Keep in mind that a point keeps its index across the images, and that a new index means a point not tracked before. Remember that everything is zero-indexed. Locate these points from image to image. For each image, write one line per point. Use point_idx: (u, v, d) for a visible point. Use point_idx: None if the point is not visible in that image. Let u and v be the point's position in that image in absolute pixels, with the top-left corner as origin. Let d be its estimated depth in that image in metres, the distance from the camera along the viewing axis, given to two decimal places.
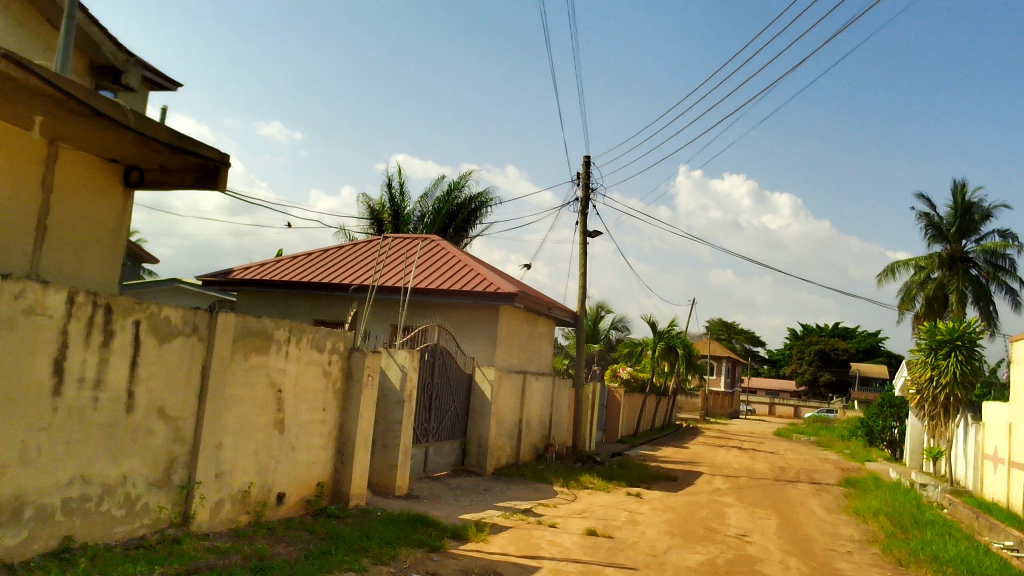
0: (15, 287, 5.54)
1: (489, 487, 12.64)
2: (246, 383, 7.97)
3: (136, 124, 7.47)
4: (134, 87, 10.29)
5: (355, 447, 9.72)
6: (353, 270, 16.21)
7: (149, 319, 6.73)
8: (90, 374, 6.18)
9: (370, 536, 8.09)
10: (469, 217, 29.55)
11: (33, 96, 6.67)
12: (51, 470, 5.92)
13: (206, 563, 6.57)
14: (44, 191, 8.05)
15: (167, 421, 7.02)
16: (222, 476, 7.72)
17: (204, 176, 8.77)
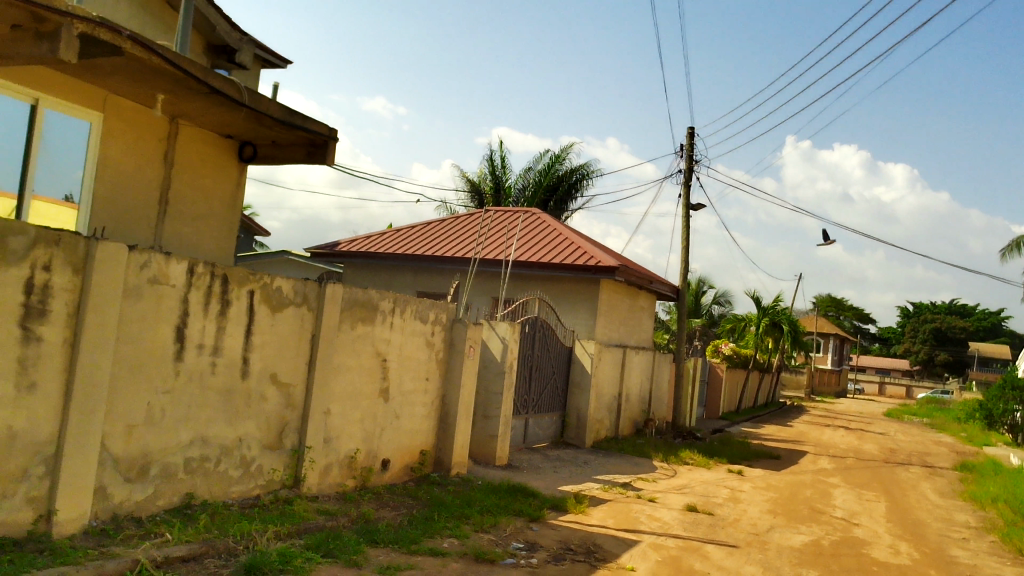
0: (141, 258, 5.85)
1: (588, 460, 12.67)
2: (353, 352, 8.22)
3: (250, 101, 7.75)
4: (248, 65, 10.63)
5: (456, 416, 9.90)
6: (455, 243, 16.43)
7: (262, 290, 7.00)
8: (208, 341, 6.49)
9: (472, 504, 8.26)
10: (569, 190, 29.45)
11: (155, 75, 7.00)
12: (174, 431, 6.26)
13: (316, 524, 6.86)
14: (166, 166, 8.45)
15: (279, 387, 7.32)
16: (331, 441, 8.01)
17: (314, 151, 9.05)
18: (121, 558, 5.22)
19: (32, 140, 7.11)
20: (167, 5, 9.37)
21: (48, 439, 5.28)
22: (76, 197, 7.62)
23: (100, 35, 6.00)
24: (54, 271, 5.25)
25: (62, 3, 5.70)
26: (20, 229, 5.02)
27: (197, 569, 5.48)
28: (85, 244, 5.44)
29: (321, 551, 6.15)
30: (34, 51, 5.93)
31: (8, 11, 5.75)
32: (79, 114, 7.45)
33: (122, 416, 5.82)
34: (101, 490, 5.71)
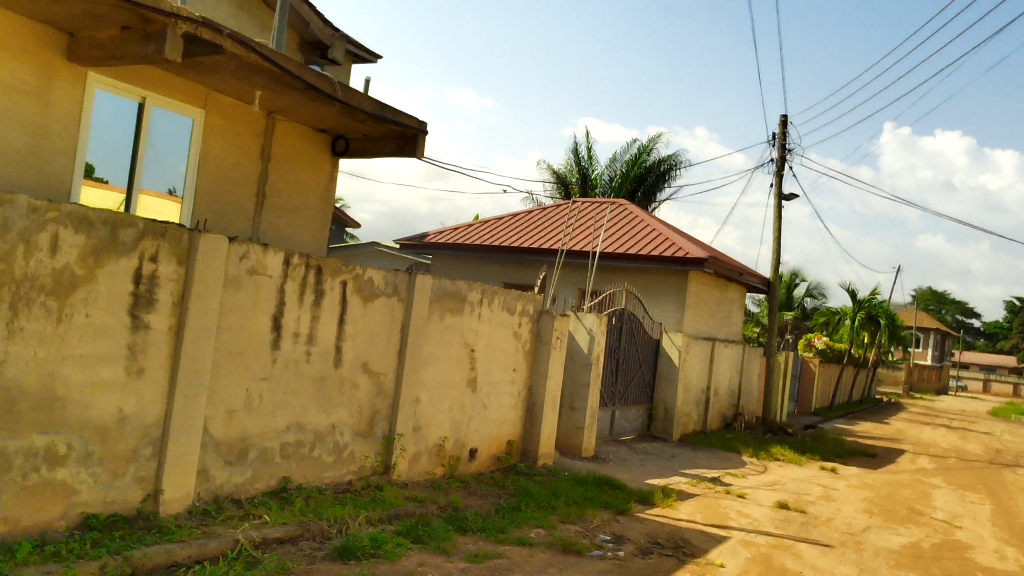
0: (240, 249, 6.06)
1: (675, 454, 12.52)
2: (442, 342, 8.33)
3: (342, 95, 7.93)
4: (340, 60, 10.85)
5: (543, 407, 9.93)
6: (542, 235, 16.45)
7: (354, 280, 7.15)
8: (303, 330, 6.68)
9: (559, 495, 8.27)
10: (657, 180, 29.09)
11: (253, 72, 7.22)
12: (271, 416, 6.47)
13: (406, 510, 6.99)
14: (263, 160, 8.72)
15: (370, 375, 7.47)
16: (420, 429, 8.14)
17: (404, 144, 9.19)
18: (222, 537, 5.45)
19: (140, 136, 7.43)
20: (264, 4, 9.64)
21: (155, 422, 5.54)
22: (179, 190, 7.92)
23: (201, 34, 6.21)
24: (160, 262, 5.48)
25: (167, 4, 5.94)
26: (129, 221, 5.26)
27: (293, 550, 5.67)
28: (189, 236, 5.66)
29: (411, 537, 6.27)
30: (142, 51, 6.20)
31: (117, 14, 6.02)
32: (183, 110, 7.75)
33: (222, 401, 6.05)
34: (203, 472, 5.95)
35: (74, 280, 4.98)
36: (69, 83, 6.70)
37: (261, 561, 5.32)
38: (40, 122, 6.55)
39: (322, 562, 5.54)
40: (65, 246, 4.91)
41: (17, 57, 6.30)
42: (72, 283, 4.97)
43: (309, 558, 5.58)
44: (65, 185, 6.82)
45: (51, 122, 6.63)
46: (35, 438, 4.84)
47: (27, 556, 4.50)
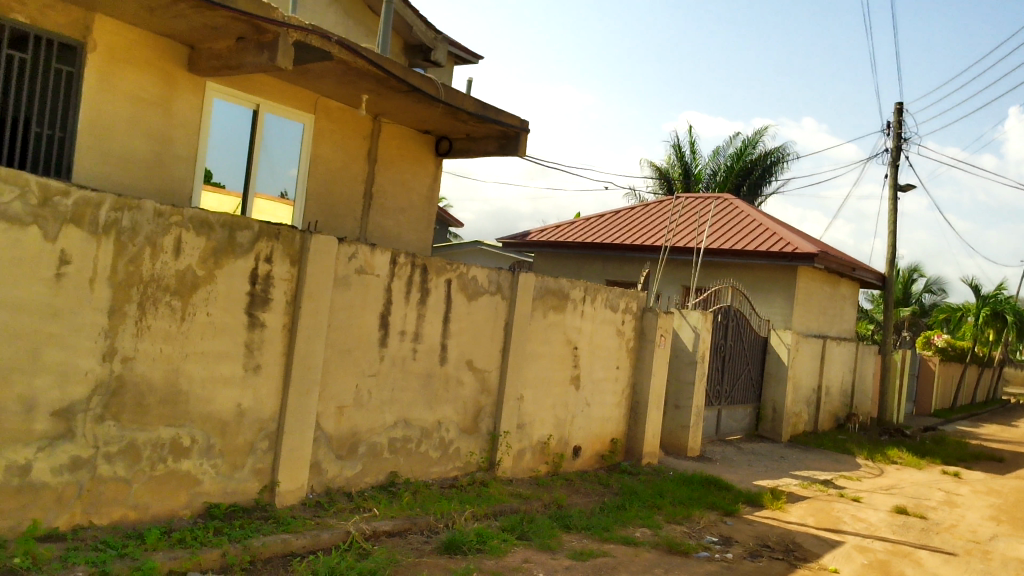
0: (349, 249, 6.23)
1: (785, 455, 12.18)
2: (545, 340, 8.35)
3: (445, 96, 8.06)
4: (442, 62, 10.98)
5: (647, 405, 9.82)
6: (644, 231, 16.27)
7: (459, 279, 7.25)
8: (409, 328, 6.82)
9: (664, 494, 8.17)
10: (763, 174, 28.32)
11: (360, 76, 7.42)
12: (380, 412, 6.64)
13: (510, 507, 7.05)
14: (370, 162, 8.94)
15: (475, 372, 7.56)
16: (524, 426, 8.19)
17: (506, 143, 9.26)
18: (334, 529, 5.62)
19: (254, 142, 7.74)
20: (369, 9, 9.87)
21: (270, 416, 5.77)
22: (289, 193, 8.20)
23: (311, 41, 6.43)
24: (274, 263, 5.70)
25: (278, 14, 6.15)
26: (245, 224, 5.48)
27: (402, 543, 5.81)
28: (301, 237, 5.86)
29: (516, 533, 6.32)
30: (256, 60, 6.44)
31: (233, 25, 6.28)
32: (294, 116, 8.02)
33: (333, 397, 6.24)
34: (316, 465, 6.16)
35: (196, 280, 5.23)
36: (188, 93, 7.04)
37: (371, 553, 5.47)
38: (164, 131, 6.90)
39: (430, 555, 5.64)
40: (187, 248, 5.16)
41: (142, 70, 6.66)
42: (194, 283, 5.22)
43: (417, 551, 5.69)
44: (186, 190, 7.16)
45: (174, 131, 6.97)
46: (162, 430, 5.11)
47: (156, 542, 4.76)
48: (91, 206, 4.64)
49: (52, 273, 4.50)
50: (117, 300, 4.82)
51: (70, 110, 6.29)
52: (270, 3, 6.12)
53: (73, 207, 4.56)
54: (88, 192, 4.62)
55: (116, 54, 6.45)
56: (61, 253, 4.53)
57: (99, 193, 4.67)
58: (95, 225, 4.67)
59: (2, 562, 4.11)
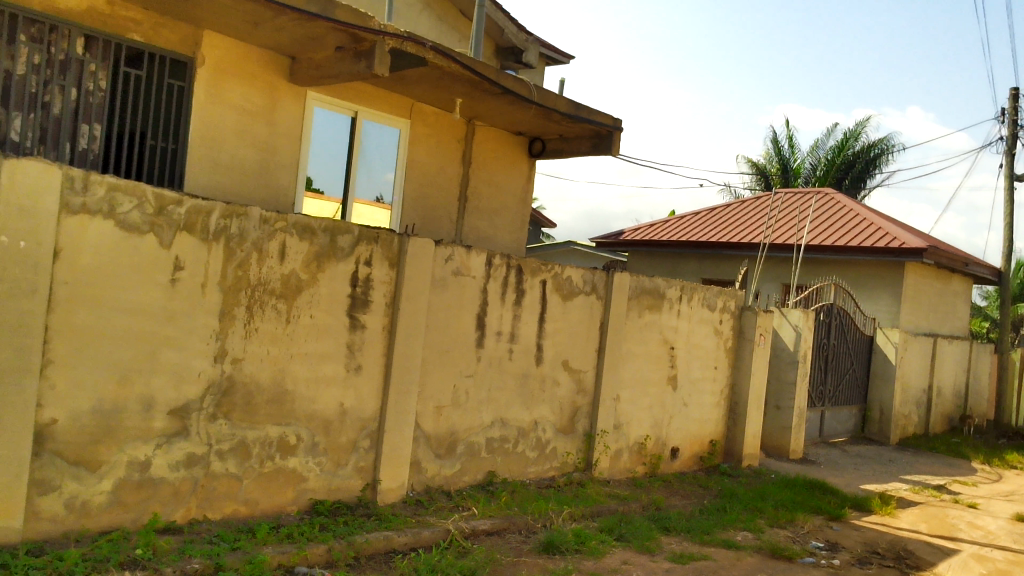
0: (446, 251, 6.33)
1: (894, 458, 11.71)
2: (641, 340, 8.27)
3: (538, 97, 8.09)
4: (534, 63, 10.97)
5: (747, 406, 9.61)
6: (742, 229, 15.92)
7: (554, 280, 7.26)
8: (505, 328, 6.87)
9: (766, 497, 7.98)
10: (867, 166, 27.21)
11: (454, 81, 7.52)
12: (477, 412, 6.71)
13: (608, 507, 7.02)
14: (464, 164, 9.04)
15: (571, 372, 7.56)
16: (621, 427, 8.14)
17: (599, 142, 9.22)
18: (434, 527, 5.71)
19: (353, 148, 7.95)
20: (462, 14, 9.99)
21: (372, 415, 5.91)
22: (386, 197, 8.36)
23: (406, 48, 6.55)
24: (374, 265, 5.83)
25: (375, 23, 6.29)
26: (346, 228, 5.63)
27: (500, 542, 5.85)
28: (399, 240, 5.98)
29: (614, 535, 6.29)
30: (354, 69, 6.60)
31: (332, 36, 6.45)
32: (390, 122, 8.19)
33: (432, 397, 6.34)
34: (416, 464, 6.28)
35: (299, 284, 5.40)
36: (290, 102, 7.28)
37: (470, 551, 5.54)
38: (267, 140, 7.16)
39: (529, 555, 5.67)
40: (292, 253, 5.34)
41: (247, 82, 6.92)
42: (298, 286, 5.40)
43: (516, 550, 5.73)
44: (289, 197, 7.41)
45: (277, 140, 7.22)
46: (271, 429, 5.30)
47: (266, 536, 4.94)
48: (202, 214, 4.85)
49: (167, 278, 4.72)
50: (226, 303, 5.02)
51: (182, 120, 6.56)
52: (367, 12, 6.27)
53: (186, 215, 4.77)
54: (199, 201, 4.83)
55: (222, 67, 6.73)
56: (175, 259, 4.75)
57: (210, 201, 4.88)
58: (206, 232, 4.88)
59: (125, 553, 4.34)
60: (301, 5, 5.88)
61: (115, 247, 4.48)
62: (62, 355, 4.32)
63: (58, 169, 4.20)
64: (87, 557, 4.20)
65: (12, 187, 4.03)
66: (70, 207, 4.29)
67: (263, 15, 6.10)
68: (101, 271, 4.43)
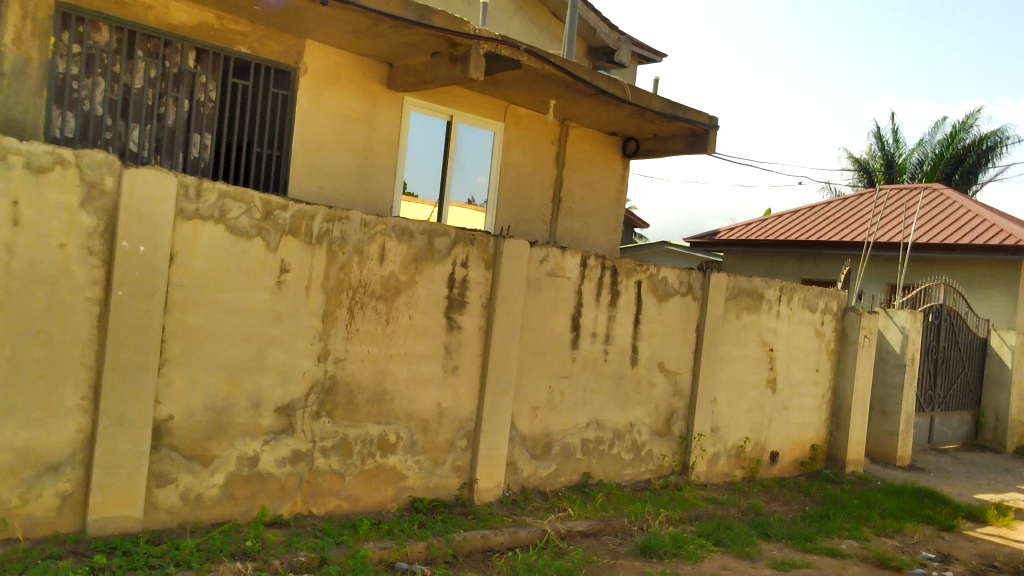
0: (541, 253, 6.35)
1: (1010, 467, 11.12)
2: (739, 342, 8.11)
3: (632, 97, 8.03)
4: (627, 63, 10.87)
5: (851, 410, 9.30)
6: (844, 227, 15.41)
7: (649, 280, 7.19)
8: (600, 329, 6.85)
9: (872, 505, 7.70)
10: (978, 160, 25.89)
11: (548, 83, 7.54)
12: (572, 413, 6.71)
13: (706, 512, 6.91)
14: (558, 166, 9.05)
15: (667, 374, 7.48)
16: (719, 430, 8.01)
17: (695, 141, 9.07)
18: (531, 527, 5.74)
19: (448, 152, 8.07)
20: (554, 16, 10.01)
21: (469, 415, 5.99)
22: (479, 199, 8.44)
23: (501, 51, 6.61)
24: (470, 267, 5.91)
25: (470, 27, 6.37)
26: (443, 230, 5.72)
27: (596, 544, 5.84)
28: (494, 242, 6.04)
29: (713, 539, 6.18)
30: (449, 73, 6.69)
31: (428, 41, 6.56)
32: (484, 125, 8.28)
33: (528, 398, 6.38)
34: (512, 464, 6.33)
35: (398, 286, 5.52)
36: (387, 108, 7.45)
37: (567, 552, 5.55)
38: (365, 145, 7.35)
39: (626, 558, 5.63)
40: (391, 255, 5.46)
41: (346, 90, 7.12)
42: (397, 288, 5.51)
43: (612, 552, 5.70)
44: (386, 201, 7.58)
45: (373, 145, 7.40)
46: (371, 428, 5.43)
47: (367, 532, 5.07)
48: (306, 218, 5.01)
49: (274, 280, 4.90)
50: (329, 304, 5.17)
51: (286, 127, 6.79)
52: (462, 17, 6.35)
53: (290, 220, 4.94)
54: (304, 206, 4.99)
55: (322, 75, 6.94)
56: (281, 262, 4.92)
57: (313, 206, 5.04)
58: (310, 236, 5.04)
59: (236, 544, 4.52)
60: (399, 12, 6.01)
61: (226, 251, 4.67)
62: (177, 354, 4.53)
63: (174, 177, 4.40)
64: (201, 548, 4.39)
65: (131, 194, 4.25)
66: (184, 213, 4.50)
67: (361, 23, 6.26)
68: (212, 274, 4.63)
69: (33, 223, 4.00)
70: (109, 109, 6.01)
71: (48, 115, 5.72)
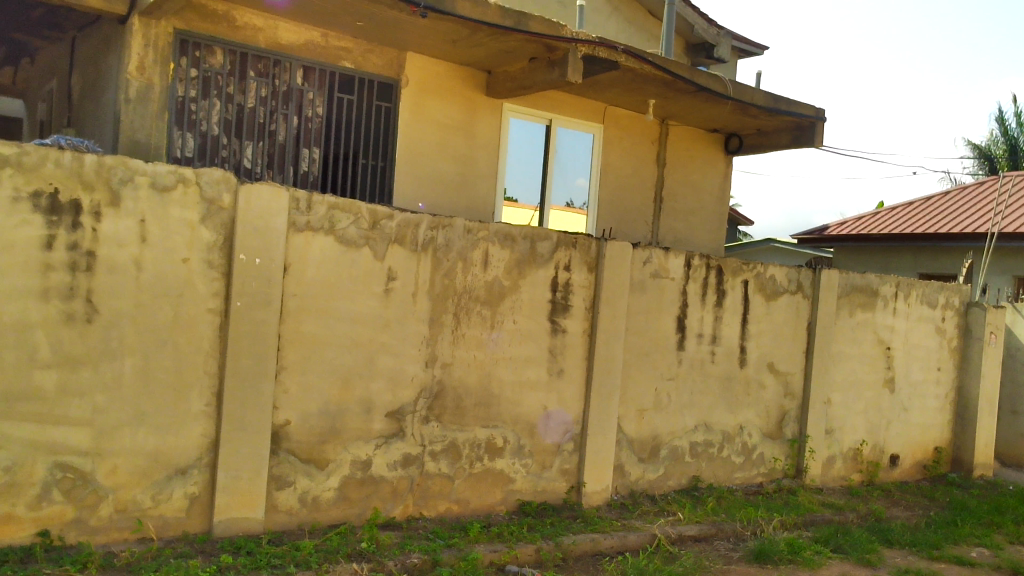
0: (644, 254, 6.29)
1: None
2: (854, 340, 7.82)
3: (734, 92, 7.86)
4: (726, 58, 10.66)
5: (978, 411, 8.82)
6: (965, 217, 14.65)
7: (757, 279, 7.02)
8: (707, 330, 6.73)
9: (1004, 511, 7.28)
10: None
11: (647, 82, 7.46)
12: (680, 415, 6.61)
13: (823, 517, 6.69)
14: (659, 166, 8.95)
15: (778, 375, 7.28)
16: (834, 432, 7.74)
17: (800, 134, 8.81)
18: (640, 531, 5.69)
19: (548, 155, 8.09)
20: (651, 14, 9.92)
21: (575, 419, 5.98)
22: (578, 202, 8.43)
23: (598, 53, 6.58)
24: (573, 271, 5.91)
25: (567, 31, 6.37)
26: (545, 235, 5.74)
27: (709, 549, 5.74)
28: (597, 245, 6.03)
29: (831, 545, 5.97)
30: (547, 77, 6.70)
31: (526, 47, 6.60)
32: (584, 127, 8.27)
33: (634, 400, 6.32)
34: (620, 467, 6.29)
35: (502, 290, 5.57)
36: (486, 115, 7.54)
37: (678, 557, 5.47)
38: (467, 153, 7.47)
39: (739, 563, 5.51)
40: (494, 260, 5.52)
41: (446, 99, 7.24)
42: (501, 293, 5.56)
43: (725, 558, 5.59)
44: (487, 206, 7.66)
45: (474, 152, 7.51)
46: (479, 431, 5.50)
47: (477, 534, 5.13)
48: (411, 226, 5.12)
49: (382, 288, 5.02)
50: (435, 311, 5.27)
51: (390, 139, 6.97)
52: (560, 21, 6.36)
53: (396, 229, 5.05)
54: (408, 215, 5.10)
55: (423, 86, 7.09)
56: (388, 270, 5.04)
57: (418, 214, 5.14)
58: (415, 244, 5.15)
59: (352, 545, 4.66)
60: (497, 19, 6.08)
61: (335, 261, 4.82)
62: (293, 362, 4.71)
63: (286, 192, 4.58)
64: (319, 548, 4.55)
65: (247, 208, 4.45)
66: (296, 225, 4.67)
67: (460, 33, 6.35)
68: (325, 283, 4.79)
69: (159, 239, 4.23)
70: (225, 129, 6.29)
71: (169, 136, 6.04)
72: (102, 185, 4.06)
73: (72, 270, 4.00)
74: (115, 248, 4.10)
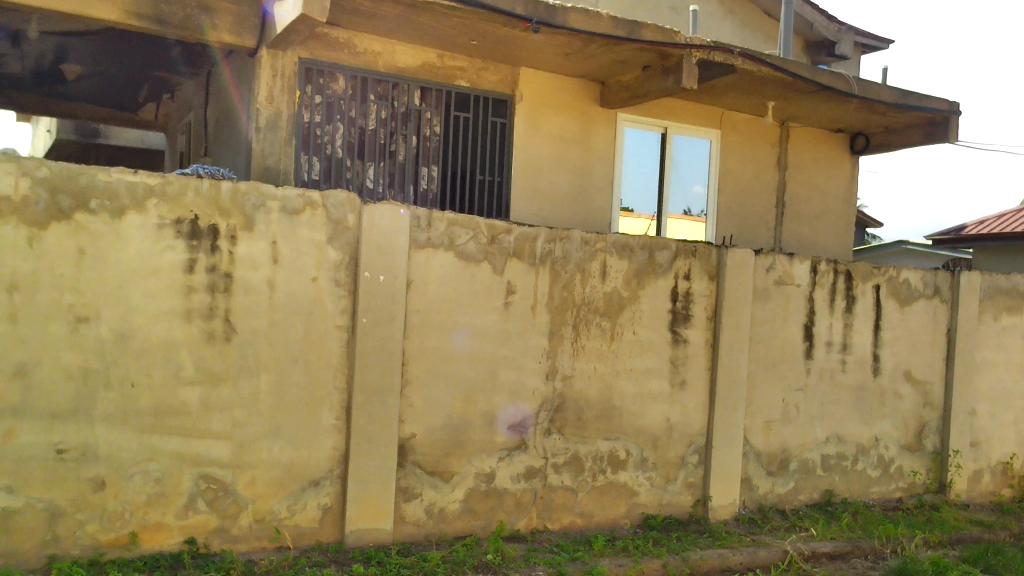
0: (767, 261, 6.11)
1: None
2: (1000, 346, 7.34)
3: (859, 89, 7.55)
4: (849, 55, 10.29)
5: None
6: None
7: (889, 284, 6.70)
8: (836, 338, 6.47)
9: None
10: None
11: (766, 84, 7.26)
12: (810, 427, 6.37)
13: (971, 535, 6.29)
14: (780, 169, 8.69)
15: (915, 384, 6.92)
16: (980, 445, 7.28)
17: (933, 130, 8.37)
18: (770, 547, 5.51)
19: (664, 163, 7.99)
20: (767, 15, 9.68)
21: (699, 431, 5.86)
22: (697, 210, 8.28)
23: (714, 58, 6.45)
24: (693, 280, 5.80)
25: (681, 37, 6.28)
26: (663, 244, 5.67)
27: (845, 567, 5.49)
28: (717, 253, 5.90)
29: (981, 565, 5.60)
30: (662, 85, 6.63)
31: (639, 56, 6.55)
32: (700, 133, 8.13)
33: (761, 411, 6.14)
34: (748, 481, 6.11)
35: (621, 301, 5.53)
36: (601, 126, 7.53)
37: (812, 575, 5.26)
38: (582, 165, 7.47)
39: None
40: (613, 271, 5.49)
41: (560, 112, 7.27)
42: (620, 304, 5.52)
43: None
44: (604, 217, 7.64)
45: (590, 164, 7.51)
46: (601, 444, 5.47)
47: (603, 548, 5.09)
48: (529, 240, 5.15)
49: (502, 302, 5.08)
50: (555, 323, 5.28)
51: (505, 154, 7.05)
52: (673, 28, 6.28)
53: (515, 243, 5.10)
54: (526, 228, 5.14)
55: (537, 100, 7.14)
56: (507, 284, 5.09)
57: (535, 228, 5.17)
58: (533, 257, 5.18)
59: (478, 557, 4.71)
60: (609, 30, 6.06)
61: (456, 277, 4.91)
62: (417, 376, 4.82)
63: (407, 210, 4.70)
64: (446, 559, 4.62)
65: (371, 228, 4.60)
66: (417, 242, 4.79)
67: (573, 46, 6.37)
68: (446, 298, 4.89)
69: (290, 260, 4.42)
70: (349, 151, 6.52)
71: (297, 161, 6.31)
72: (237, 210, 4.28)
73: (212, 291, 4.23)
74: (251, 269, 4.32)
